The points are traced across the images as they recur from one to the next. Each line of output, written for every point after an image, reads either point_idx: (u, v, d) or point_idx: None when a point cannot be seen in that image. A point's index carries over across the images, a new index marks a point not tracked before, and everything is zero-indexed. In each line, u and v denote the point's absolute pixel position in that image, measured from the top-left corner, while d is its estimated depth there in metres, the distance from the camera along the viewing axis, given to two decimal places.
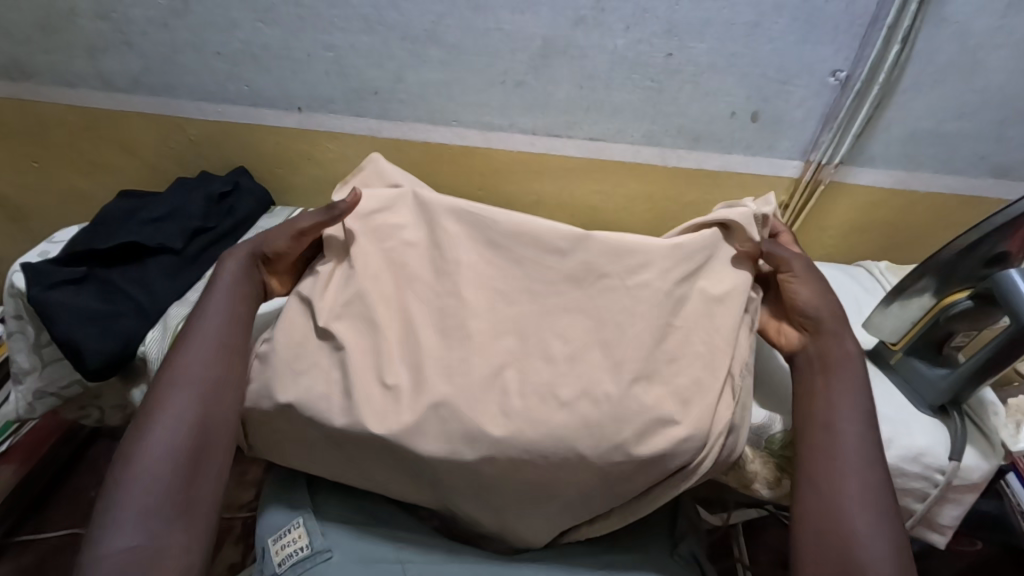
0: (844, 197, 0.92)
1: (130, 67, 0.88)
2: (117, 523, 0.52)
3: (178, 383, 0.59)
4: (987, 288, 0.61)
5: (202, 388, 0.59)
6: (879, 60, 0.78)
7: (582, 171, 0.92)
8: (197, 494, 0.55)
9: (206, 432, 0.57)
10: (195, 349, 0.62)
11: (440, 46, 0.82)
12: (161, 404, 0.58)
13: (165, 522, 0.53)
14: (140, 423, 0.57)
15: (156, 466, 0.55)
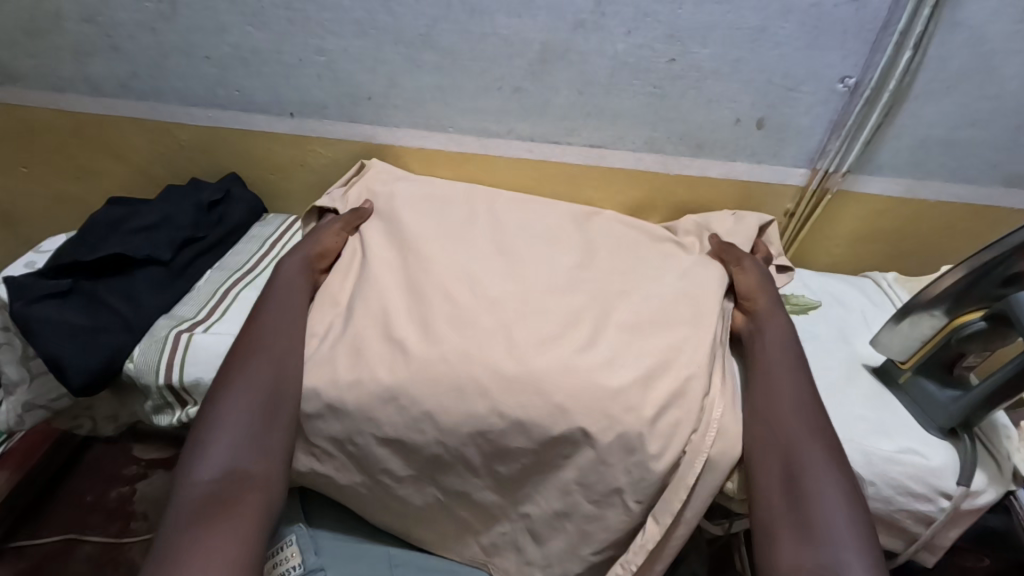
0: (851, 206, 0.89)
1: (118, 71, 0.85)
2: (208, 453, 0.55)
3: (252, 339, 0.64)
4: (999, 309, 0.59)
5: (280, 342, 0.64)
6: (889, 66, 0.75)
7: (582, 178, 0.90)
8: (270, 437, 0.58)
9: (283, 385, 0.61)
10: (269, 315, 0.66)
11: (435, 51, 0.79)
12: (243, 356, 0.62)
13: (249, 456, 0.56)
14: (227, 370, 0.62)
15: (243, 407, 0.58)
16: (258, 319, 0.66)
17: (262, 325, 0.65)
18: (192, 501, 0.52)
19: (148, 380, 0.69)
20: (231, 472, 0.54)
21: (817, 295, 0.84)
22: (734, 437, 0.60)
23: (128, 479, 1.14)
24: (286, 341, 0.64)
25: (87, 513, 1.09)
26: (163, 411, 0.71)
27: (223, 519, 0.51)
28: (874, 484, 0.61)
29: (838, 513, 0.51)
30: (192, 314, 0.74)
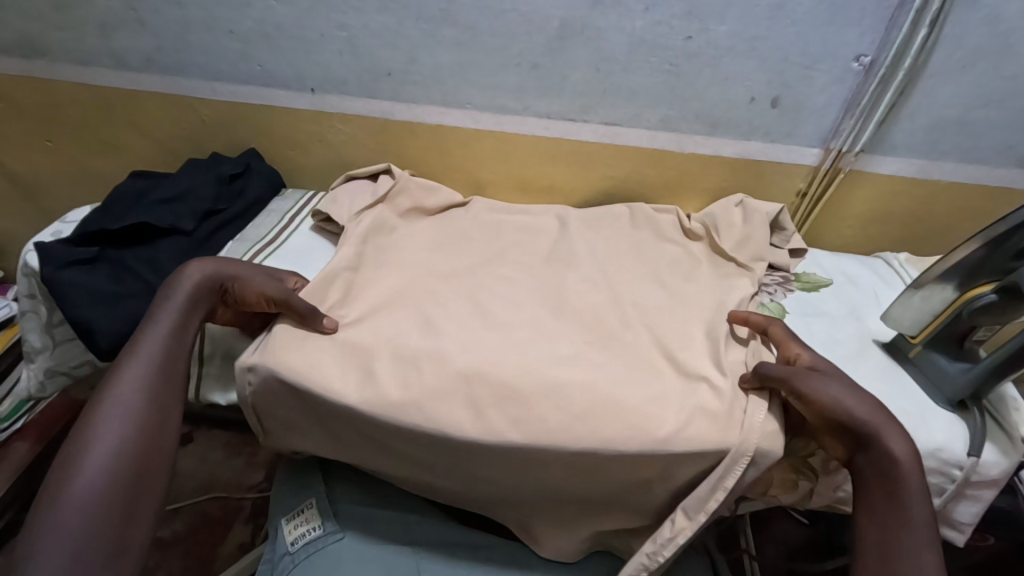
0: (864, 186, 0.90)
1: (142, 45, 0.87)
2: (37, 561, 0.48)
3: (107, 412, 0.56)
4: (1011, 282, 0.60)
5: (139, 410, 0.57)
6: (906, 45, 0.76)
7: (596, 155, 0.91)
8: (124, 532, 0.52)
9: (141, 467, 0.55)
10: (132, 376, 0.59)
11: (455, 27, 0.80)
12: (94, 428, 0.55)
13: (88, 563, 0.49)
14: (69, 451, 0.54)
15: (87, 497, 0.51)
16: (115, 381, 0.59)
17: (123, 390, 0.58)
18: None
19: None
20: None
21: (829, 274, 0.85)
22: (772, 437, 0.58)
23: None
24: (152, 408, 0.58)
25: None
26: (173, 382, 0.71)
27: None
28: None
29: None
30: None
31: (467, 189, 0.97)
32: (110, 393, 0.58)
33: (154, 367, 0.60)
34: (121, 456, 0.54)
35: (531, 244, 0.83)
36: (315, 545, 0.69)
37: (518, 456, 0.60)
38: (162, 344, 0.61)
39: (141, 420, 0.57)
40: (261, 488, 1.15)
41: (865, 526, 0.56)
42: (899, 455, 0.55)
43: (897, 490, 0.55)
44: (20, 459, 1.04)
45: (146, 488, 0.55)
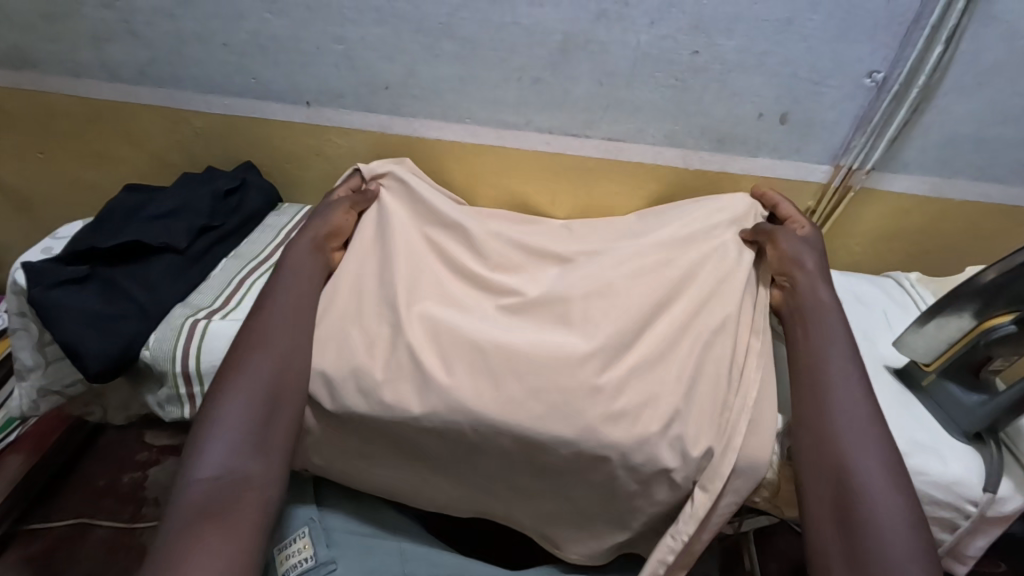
0: (875, 204, 0.88)
1: (136, 57, 0.85)
2: (208, 452, 0.56)
3: (256, 339, 0.63)
4: None
5: (283, 332, 0.64)
6: (919, 61, 0.73)
7: (599, 170, 0.89)
8: (267, 442, 0.58)
9: (277, 390, 0.60)
10: (270, 314, 0.66)
11: (454, 40, 0.78)
12: (246, 350, 0.63)
13: (244, 459, 0.56)
14: (225, 370, 0.62)
15: (238, 408, 0.58)
16: (260, 314, 0.66)
17: (268, 318, 0.65)
18: (194, 500, 0.53)
19: (165, 367, 0.69)
20: (229, 475, 0.55)
21: (838, 295, 0.82)
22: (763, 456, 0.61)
23: (140, 464, 1.15)
24: (290, 335, 0.64)
25: (98, 499, 1.10)
26: (176, 400, 0.71)
27: (222, 522, 0.52)
28: None
29: (894, 527, 0.51)
30: (207, 303, 0.74)
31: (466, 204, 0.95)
32: (256, 324, 0.65)
33: (292, 301, 0.67)
34: (263, 377, 0.60)
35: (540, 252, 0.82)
36: None
37: None
38: (295, 288, 0.68)
39: (285, 344, 0.63)
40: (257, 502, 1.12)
41: (803, 404, 0.61)
42: (833, 353, 0.63)
43: (821, 377, 0.61)
44: (10, 476, 1.02)
45: (283, 409, 0.60)
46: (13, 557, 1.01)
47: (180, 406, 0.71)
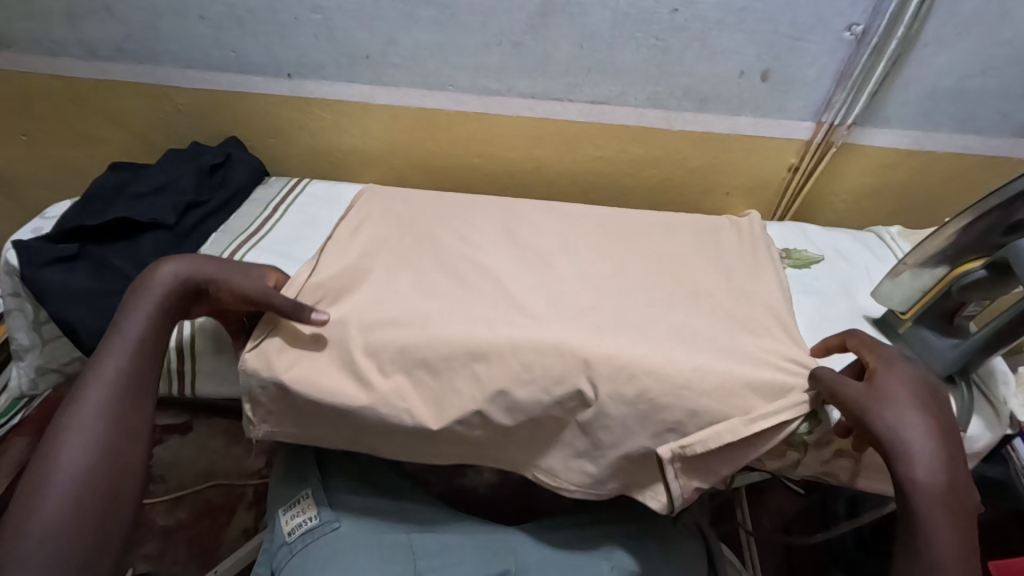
0: (856, 158, 0.89)
1: (112, 33, 0.84)
2: None
3: (70, 433, 0.52)
4: (1001, 258, 0.58)
5: (102, 417, 0.53)
6: (898, 12, 0.73)
7: (582, 135, 0.89)
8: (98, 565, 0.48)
9: (113, 477, 0.51)
10: (100, 383, 0.55)
11: (434, 6, 0.78)
12: (53, 452, 0.51)
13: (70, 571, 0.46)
14: (43, 449, 0.51)
15: (49, 532, 0.47)
16: (87, 381, 0.55)
17: (87, 404, 0.54)
18: None
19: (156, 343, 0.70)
20: None
21: (821, 250, 0.84)
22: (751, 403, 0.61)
23: None
24: (116, 418, 0.54)
25: None
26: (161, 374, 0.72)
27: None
28: None
29: None
30: None
31: (454, 172, 0.95)
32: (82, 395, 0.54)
33: (125, 374, 0.56)
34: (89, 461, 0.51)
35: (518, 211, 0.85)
36: (312, 535, 0.70)
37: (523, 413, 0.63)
38: (131, 344, 0.58)
39: (107, 431, 0.53)
40: (262, 474, 1.14)
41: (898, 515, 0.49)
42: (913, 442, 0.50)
43: (907, 464, 0.49)
44: (19, 454, 1.05)
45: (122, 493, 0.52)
46: None
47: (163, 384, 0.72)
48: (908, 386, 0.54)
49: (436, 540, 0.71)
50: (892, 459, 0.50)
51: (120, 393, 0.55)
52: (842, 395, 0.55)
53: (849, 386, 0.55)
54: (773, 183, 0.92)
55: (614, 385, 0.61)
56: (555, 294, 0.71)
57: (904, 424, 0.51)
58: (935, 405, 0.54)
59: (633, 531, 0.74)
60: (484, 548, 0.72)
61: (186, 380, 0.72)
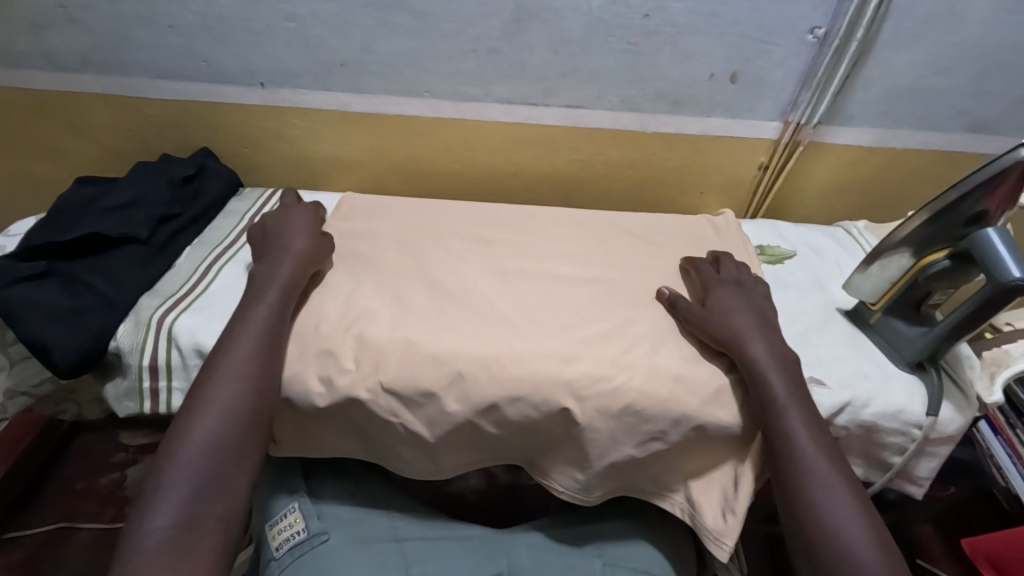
0: (823, 156, 0.92)
1: (77, 44, 0.82)
2: (161, 502, 0.52)
3: (229, 368, 0.60)
4: (964, 249, 0.62)
5: (250, 361, 0.60)
6: (858, 15, 0.76)
7: (559, 139, 0.90)
8: (235, 478, 0.56)
9: (240, 434, 0.57)
10: (245, 337, 0.62)
11: (409, 14, 0.78)
12: (212, 386, 0.59)
13: (203, 502, 0.53)
14: (195, 396, 0.58)
15: (204, 446, 0.55)
16: (229, 342, 0.62)
17: (235, 350, 0.61)
18: (148, 554, 0.49)
19: (130, 361, 0.66)
20: (186, 524, 0.51)
21: (793, 245, 0.86)
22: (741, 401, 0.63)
23: (118, 465, 1.13)
24: (257, 364, 0.61)
25: (78, 501, 1.07)
26: (133, 394, 0.67)
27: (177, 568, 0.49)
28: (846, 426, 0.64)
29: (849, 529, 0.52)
30: (175, 291, 0.72)
31: (432, 177, 0.95)
32: (220, 358, 0.61)
33: (266, 327, 0.63)
34: (223, 419, 0.57)
35: (498, 217, 0.86)
36: (301, 549, 0.69)
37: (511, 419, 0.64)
38: (264, 319, 0.64)
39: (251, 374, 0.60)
40: None
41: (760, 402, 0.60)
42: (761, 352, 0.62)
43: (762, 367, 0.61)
44: None
45: (252, 449, 0.57)
46: None
47: (136, 403, 0.67)
48: (731, 298, 0.69)
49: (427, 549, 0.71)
50: (732, 344, 0.64)
51: (254, 363, 0.61)
52: (680, 307, 0.70)
53: (691, 310, 0.69)
54: (745, 181, 0.95)
55: (604, 400, 0.62)
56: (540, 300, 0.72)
57: (733, 324, 0.66)
58: (761, 310, 0.69)
59: (625, 530, 0.75)
60: (478, 553, 0.71)
61: (160, 401, 0.67)
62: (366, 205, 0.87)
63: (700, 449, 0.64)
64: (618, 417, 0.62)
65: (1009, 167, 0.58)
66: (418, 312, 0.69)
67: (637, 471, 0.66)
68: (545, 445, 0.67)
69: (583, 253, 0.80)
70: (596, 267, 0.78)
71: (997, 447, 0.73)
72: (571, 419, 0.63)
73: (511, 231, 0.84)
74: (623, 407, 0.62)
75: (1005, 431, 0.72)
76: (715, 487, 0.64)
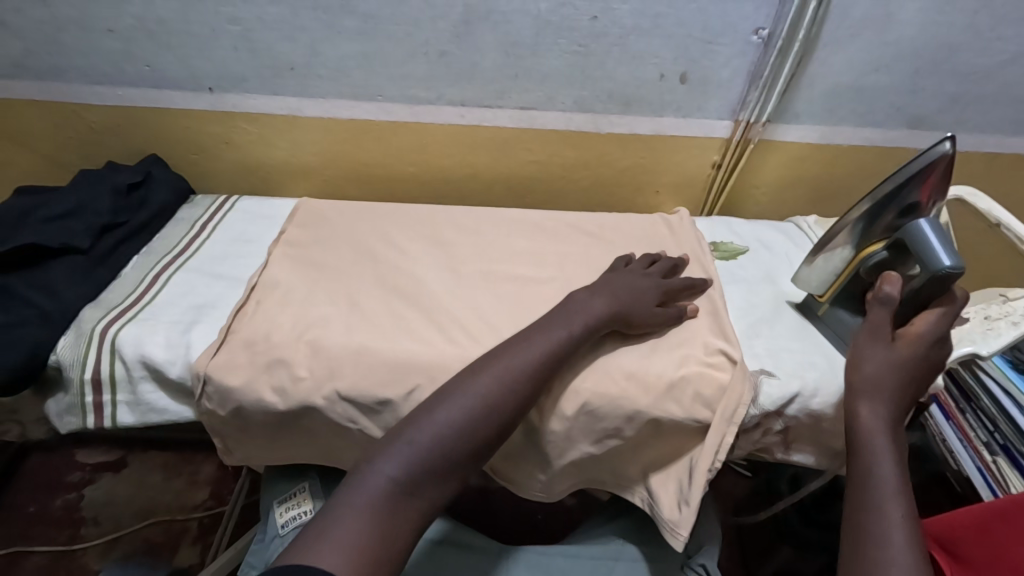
0: (773, 153, 0.94)
1: (11, 49, 0.79)
2: (394, 453, 0.51)
3: (533, 356, 0.58)
4: (899, 240, 0.63)
5: (546, 362, 0.58)
6: (800, 16, 0.78)
7: (515, 140, 0.90)
8: (468, 463, 0.53)
9: (485, 426, 0.54)
10: (545, 338, 0.60)
11: (355, 17, 0.77)
12: (492, 362, 0.58)
13: (426, 474, 0.51)
14: (481, 364, 0.58)
15: (450, 418, 0.53)
16: (539, 338, 0.60)
17: (531, 345, 0.59)
18: (369, 500, 0.48)
19: (71, 374, 0.64)
20: (409, 486, 0.50)
21: (745, 241, 0.88)
22: (692, 397, 0.64)
23: (74, 485, 1.09)
24: (546, 363, 0.58)
25: (29, 527, 1.02)
26: (76, 410, 0.65)
27: (375, 529, 0.47)
28: (796, 416, 0.65)
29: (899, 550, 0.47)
30: (119, 301, 0.70)
31: (390, 181, 0.95)
32: (517, 347, 0.59)
33: (568, 340, 0.61)
34: (479, 402, 0.54)
35: (455, 219, 0.86)
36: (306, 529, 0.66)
37: None
38: (568, 337, 0.61)
39: (520, 374, 0.57)
40: (206, 507, 1.08)
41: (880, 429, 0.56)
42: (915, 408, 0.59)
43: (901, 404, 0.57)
44: None
45: (496, 440, 0.55)
46: None
47: (78, 418, 0.65)
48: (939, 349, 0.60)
49: (426, 552, 0.66)
50: (862, 394, 0.58)
51: (529, 369, 0.57)
52: (868, 325, 0.62)
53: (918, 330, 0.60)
54: (698, 179, 0.96)
55: (559, 401, 0.63)
56: (495, 301, 0.72)
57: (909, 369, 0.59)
58: (922, 379, 0.60)
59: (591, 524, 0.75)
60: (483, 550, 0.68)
61: (105, 415, 0.65)
62: (322, 211, 0.86)
63: (657, 442, 0.65)
64: (574, 416, 0.63)
65: (939, 158, 0.61)
66: (372, 317, 0.68)
67: (597, 466, 0.67)
68: (504, 449, 0.67)
69: (539, 255, 0.81)
70: (553, 265, 0.79)
71: (948, 432, 0.75)
72: (527, 420, 0.64)
73: (467, 232, 0.83)
74: (578, 406, 0.63)
75: (957, 415, 0.74)
76: (672, 479, 0.65)
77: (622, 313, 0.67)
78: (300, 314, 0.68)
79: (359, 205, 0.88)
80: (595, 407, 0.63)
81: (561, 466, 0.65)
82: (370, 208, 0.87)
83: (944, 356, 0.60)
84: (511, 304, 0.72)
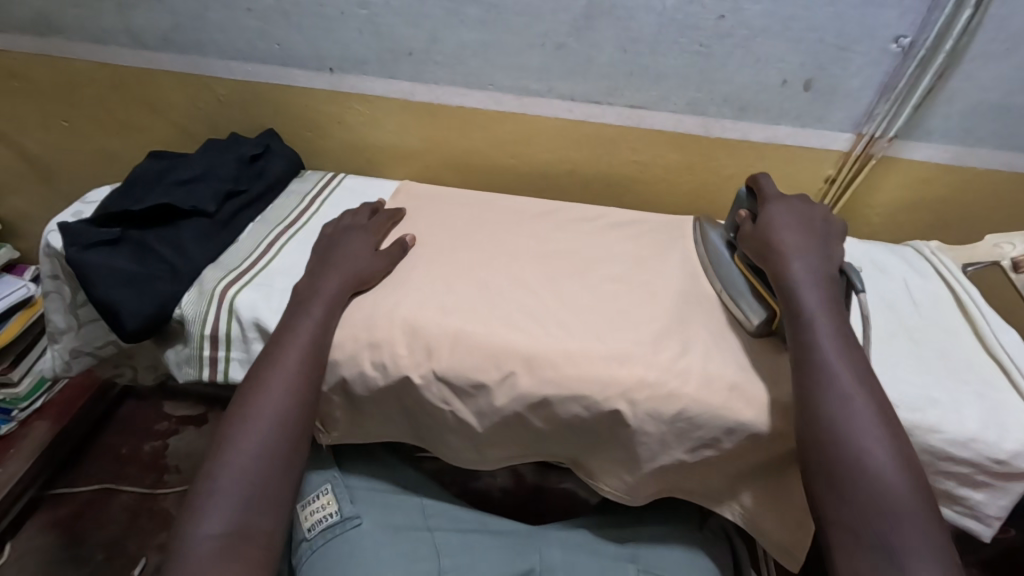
0: (894, 171, 0.88)
1: (160, 23, 0.86)
2: (209, 508, 0.54)
3: (275, 376, 0.61)
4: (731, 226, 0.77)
5: (299, 364, 0.61)
6: (947, 26, 0.73)
7: (619, 139, 0.89)
8: (277, 492, 0.56)
9: (280, 448, 0.58)
10: (294, 346, 0.62)
11: (479, 6, 0.78)
12: (261, 389, 0.60)
13: (251, 511, 0.54)
14: (243, 403, 0.60)
15: (249, 459, 0.56)
16: (279, 357, 0.62)
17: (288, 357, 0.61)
18: (199, 560, 0.51)
19: (193, 329, 0.68)
20: (235, 530, 0.53)
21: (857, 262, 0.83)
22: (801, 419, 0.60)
23: (162, 433, 1.16)
24: (302, 366, 0.61)
25: (123, 466, 1.10)
26: (193, 363, 0.69)
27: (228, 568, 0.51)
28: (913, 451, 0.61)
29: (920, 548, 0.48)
30: (236, 265, 0.74)
31: (488, 171, 0.95)
32: (276, 359, 0.62)
33: (320, 325, 0.64)
34: (270, 425, 0.58)
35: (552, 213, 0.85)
36: (332, 533, 0.68)
37: (560, 414, 0.63)
38: (315, 332, 0.63)
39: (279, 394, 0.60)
40: None
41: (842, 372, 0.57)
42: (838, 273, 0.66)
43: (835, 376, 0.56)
44: (37, 439, 1.06)
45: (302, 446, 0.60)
46: (43, 520, 1.03)
47: (195, 370, 0.69)
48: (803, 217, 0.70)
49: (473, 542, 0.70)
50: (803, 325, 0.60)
51: (306, 363, 0.62)
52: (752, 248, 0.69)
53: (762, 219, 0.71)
54: (808, 193, 0.92)
55: (657, 406, 0.61)
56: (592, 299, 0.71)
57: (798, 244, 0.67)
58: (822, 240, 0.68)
59: (661, 532, 0.73)
60: (506, 547, 0.70)
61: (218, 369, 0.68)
62: (423, 196, 0.88)
63: (757, 464, 0.62)
64: (671, 421, 0.61)
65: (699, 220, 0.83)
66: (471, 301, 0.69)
67: (685, 478, 0.65)
68: (591, 447, 0.66)
69: (636, 257, 0.79)
70: (652, 268, 0.77)
71: None
72: (619, 421, 0.62)
73: (563, 227, 0.83)
74: (677, 413, 0.61)
75: None
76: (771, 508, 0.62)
77: (356, 277, 0.69)
78: (402, 292, 0.69)
79: (461, 193, 0.89)
80: (694, 415, 0.61)
81: (652, 471, 0.63)
82: (470, 196, 0.88)
83: (809, 210, 0.71)
84: (608, 303, 0.71)
